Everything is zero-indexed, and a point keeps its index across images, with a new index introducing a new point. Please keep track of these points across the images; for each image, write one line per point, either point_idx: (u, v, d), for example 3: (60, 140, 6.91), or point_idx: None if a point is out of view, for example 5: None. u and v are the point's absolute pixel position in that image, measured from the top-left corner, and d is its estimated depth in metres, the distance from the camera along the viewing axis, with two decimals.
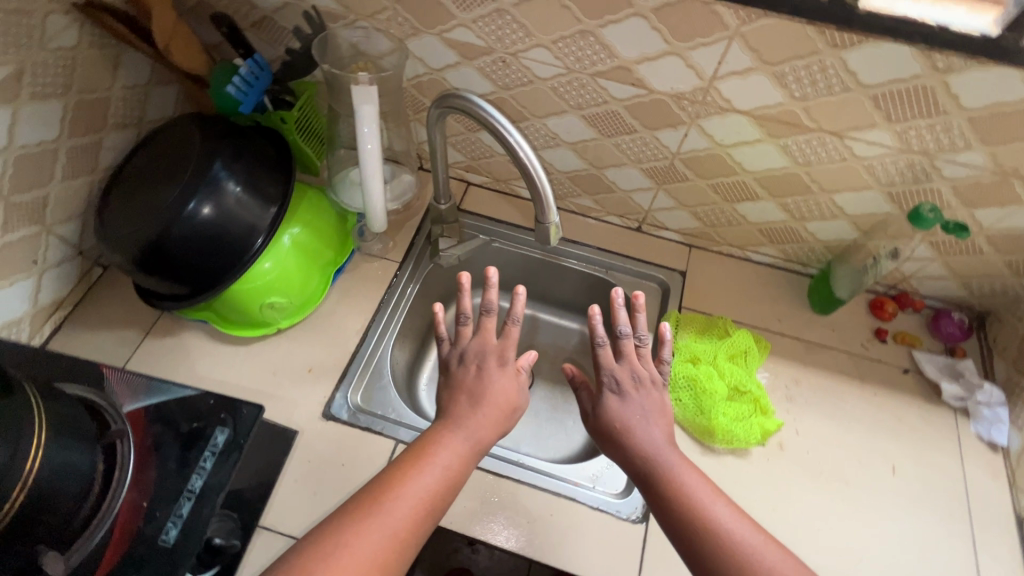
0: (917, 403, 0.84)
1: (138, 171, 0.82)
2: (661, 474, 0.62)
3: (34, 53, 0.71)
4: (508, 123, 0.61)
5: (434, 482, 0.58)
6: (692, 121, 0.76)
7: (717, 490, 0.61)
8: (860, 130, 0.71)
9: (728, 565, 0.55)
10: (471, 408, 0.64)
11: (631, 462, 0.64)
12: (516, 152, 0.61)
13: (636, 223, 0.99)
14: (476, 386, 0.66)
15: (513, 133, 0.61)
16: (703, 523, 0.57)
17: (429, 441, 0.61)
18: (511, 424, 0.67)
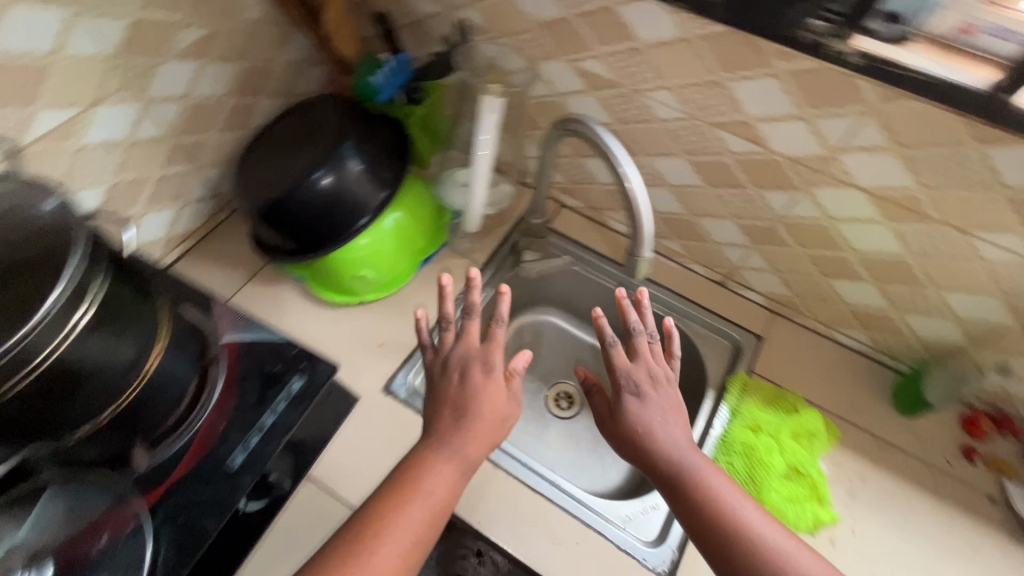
0: (998, 538, 0.76)
1: (277, 134, 0.91)
2: (688, 480, 0.62)
3: (227, 22, 0.83)
4: (624, 155, 0.63)
5: (422, 519, 0.59)
6: (805, 187, 0.75)
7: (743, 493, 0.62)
8: (990, 232, 0.67)
9: (760, 567, 0.57)
10: (457, 426, 0.64)
11: (656, 468, 0.64)
12: (625, 183, 0.63)
13: (721, 277, 0.98)
14: (461, 399, 0.66)
15: (628, 166, 0.63)
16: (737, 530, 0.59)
17: (423, 460, 0.63)
18: (503, 433, 0.67)
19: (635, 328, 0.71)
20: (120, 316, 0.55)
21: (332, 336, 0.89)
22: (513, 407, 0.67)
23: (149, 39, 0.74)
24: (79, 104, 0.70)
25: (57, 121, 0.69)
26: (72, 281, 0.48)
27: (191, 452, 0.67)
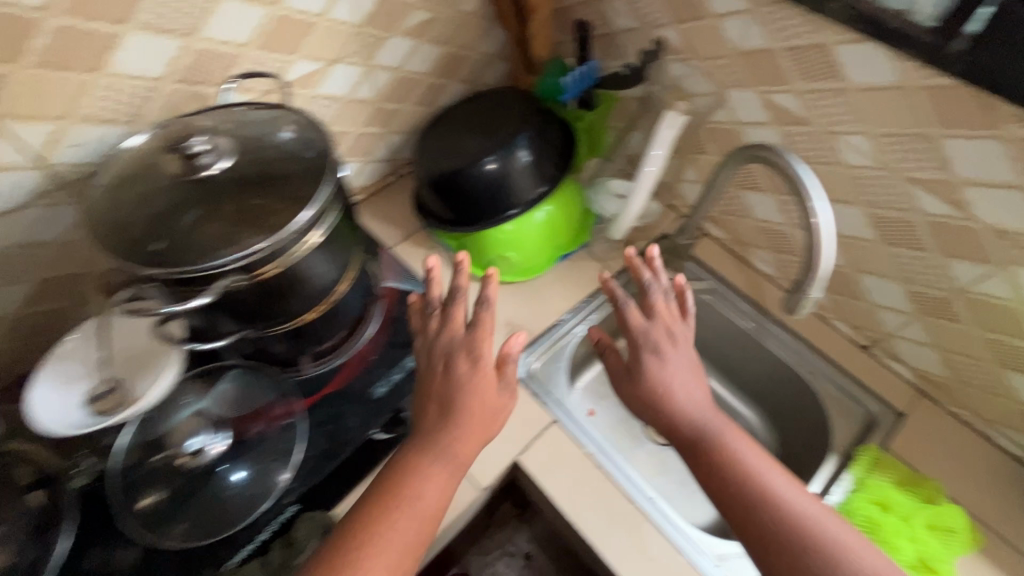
0: None
1: (457, 116, 1.00)
2: (711, 442, 0.67)
3: (448, 10, 0.92)
4: (818, 192, 0.62)
5: (413, 527, 0.59)
6: (1002, 265, 0.69)
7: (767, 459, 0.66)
8: None
9: (781, 535, 0.59)
10: (442, 425, 0.63)
11: (680, 433, 0.70)
12: (810, 217, 0.62)
13: (866, 342, 0.92)
14: (447, 390, 0.65)
15: (820, 202, 0.62)
16: (761, 494, 0.62)
17: (417, 461, 0.62)
18: (498, 425, 0.66)
19: (649, 285, 0.76)
20: (335, 242, 0.64)
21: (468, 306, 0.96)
22: (506, 400, 0.66)
23: (387, 15, 0.84)
24: (324, 60, 0.81)
25: (304, 71, 0.80)
26: (323, 203, 0.57)
27: (345, 372, 0.76)
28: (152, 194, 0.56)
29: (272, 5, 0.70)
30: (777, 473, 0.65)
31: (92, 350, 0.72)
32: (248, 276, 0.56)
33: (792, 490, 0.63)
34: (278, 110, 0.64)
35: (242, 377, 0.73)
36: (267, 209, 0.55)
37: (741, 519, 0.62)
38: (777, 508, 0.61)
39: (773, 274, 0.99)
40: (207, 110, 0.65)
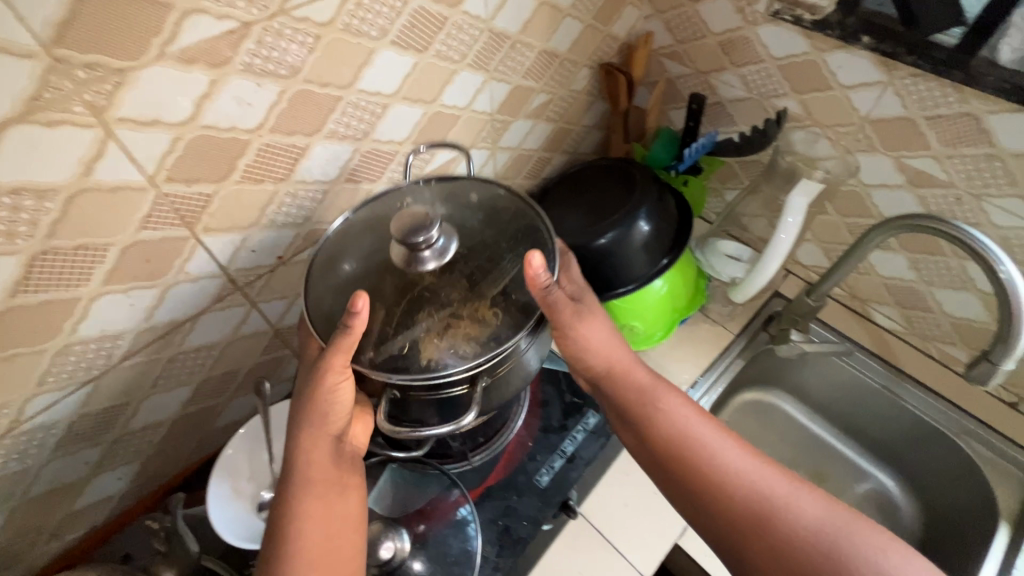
0: None
1: (567, 184, 1.01)
2: (637, 401, 0.65)
3: (563, 90, 0.95)
4: (1002, 254, 0.61)
5: (314, 537, 0.54)
6: None
7: (700, 420, 0.63)
8: None
9: (720, 490, 0.57)
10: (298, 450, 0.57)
11: (619, 401, 0.66)
12: (997, 274, 0.61)
13: (1013, 398, 0.89)
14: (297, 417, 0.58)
15: (1010, 267, 0.61)
16: (697, 457, 0.60)
17: (281, 480, 0.58)
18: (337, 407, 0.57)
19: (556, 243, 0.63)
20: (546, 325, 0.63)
21: None
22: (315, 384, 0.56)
23: (515, 100, 0.87)
24: (460, 148, 0.84)
25: (443, 159, 0.82)
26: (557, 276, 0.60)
27: (502, 461, 0.74)
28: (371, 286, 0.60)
29: (430, 103, 0.73)
30: (715, 433, 0.62)
31: (257, 454, 0.70)
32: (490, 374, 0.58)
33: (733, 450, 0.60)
34: (451, 182, 0.68)
35: (401, 473, 0.73)
36: (491, 295, 0.59)
37: (692, 488, 0.59)
38: (709, 468, 0.59)
39: (899, 328, 0.98)
40: (383, 192, 0.68)
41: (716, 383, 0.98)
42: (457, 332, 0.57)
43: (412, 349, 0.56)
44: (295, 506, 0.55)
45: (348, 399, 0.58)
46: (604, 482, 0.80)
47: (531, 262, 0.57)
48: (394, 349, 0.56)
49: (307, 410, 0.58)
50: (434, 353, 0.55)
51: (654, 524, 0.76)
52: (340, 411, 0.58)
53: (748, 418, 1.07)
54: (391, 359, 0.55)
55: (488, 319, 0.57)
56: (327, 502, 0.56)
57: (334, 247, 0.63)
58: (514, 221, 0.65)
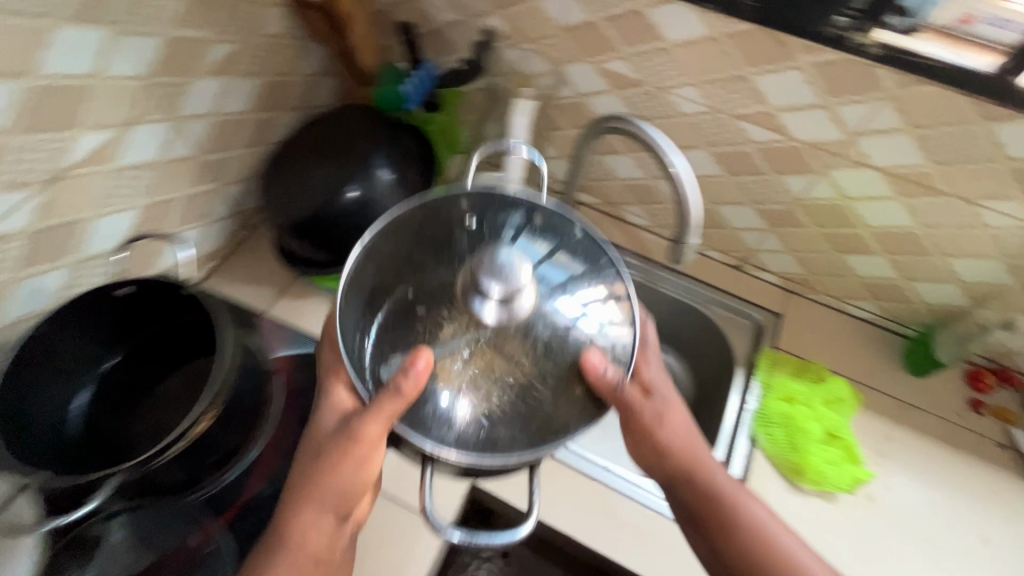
0: (1005, 476, 0.86)
1: (299, 146, 0.92)
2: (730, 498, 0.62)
3: (252, 38, 0.82)
4: (668, 145, 0.67)
5: None
6: (824, 170, 0.80)
7: (757, 503, 0.63)
8: (993, 200, 0.73)
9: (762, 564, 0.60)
10: (302, 522, 0.57)
11: (715, 500, 0.62)
12: (671, 168, 0.67)
13: (737, 261, 1.04)
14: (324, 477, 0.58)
15: (674, 155, 0.67)
16: (755, 539, 0.61)
17: (267, 539, 0.58)
18: (354, 476, 0.58)
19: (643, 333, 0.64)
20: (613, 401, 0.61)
21: None
22: (350, 445, 0.57)
23: (180, 57, 0.73)
24: (116, 125, 0.69)
25: (94, 144, 0.67)
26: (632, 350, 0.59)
27: (262, 468, 0.69)
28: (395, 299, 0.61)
29: (26, 76, 0.57)
30: (756, 505, 0.63)
31: None
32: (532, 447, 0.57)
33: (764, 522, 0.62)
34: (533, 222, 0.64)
35: (136, 524, 0.63)
36: (536, 336, 0.59)
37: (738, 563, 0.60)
38: (763, 549, 0.60)
39: (647, 223, 1.07)
40: (433, 197, 0.65)
41: None
42: (489, 365, 0.57)
43: (451, 399, 0.56)
44: (275, 563, 0.56)
45: (361, 476, 0.58)
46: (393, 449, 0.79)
47: (593, 359, 0.57)
48: (424, 406, 0.55)
49: (316, 472, 0.58)
50: (477, 411, 0.56)
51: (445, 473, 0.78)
52: (352, 487, 0.58)
53: None
54: (428, 417, 0.55)
55: (524, 360, 0.58)
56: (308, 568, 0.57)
57: (375, 270, 0.61)
58: (585, 261, 0.63)
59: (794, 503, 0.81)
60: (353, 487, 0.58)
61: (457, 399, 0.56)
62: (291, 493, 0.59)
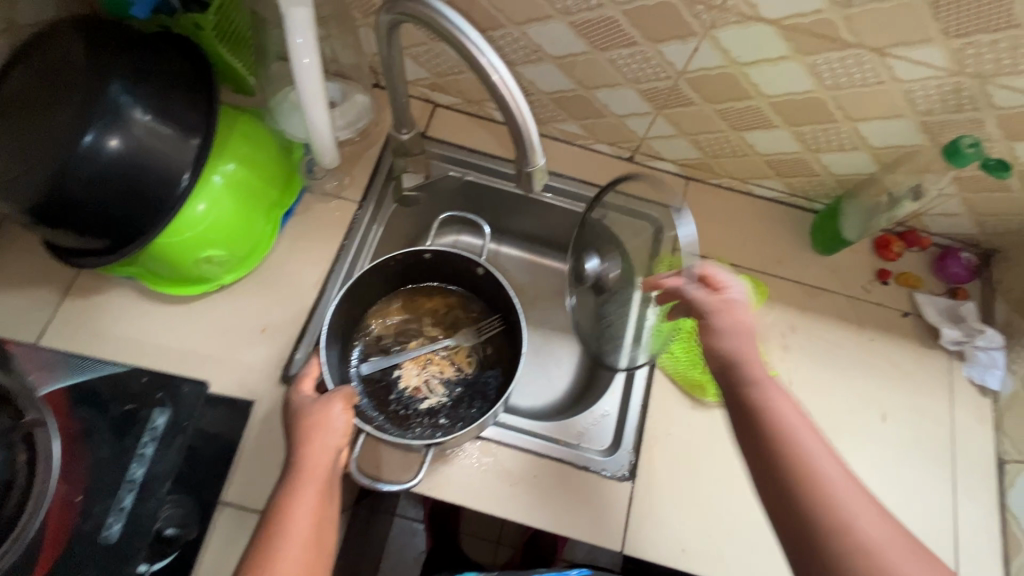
0: (911, 347, 0.83)
1: (16, 95, 0.65)
2: (765, 414, 0.53)
3: None
4: (480, 41, 0.49)
5: (300, 555, 0.54)
6: (706, 32, 0.62)
7: (812, 430, 0.51)
8: (906, 46, 0.57)
9: (792, 484, 0.48)
10: (300, 453, 0.60)
11: (769, 416, 0.52)
12: (491, 78, 0.49)
13: (628, 152, 0.88)
14: (309, 427, 0.61)
15: (489, 54, 0.49)
16: (766, 413, 0.53)
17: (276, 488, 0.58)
18: (340, 431, 0.62)
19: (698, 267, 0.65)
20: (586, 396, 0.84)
21: (204, 334, 0.75)
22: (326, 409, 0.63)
23: None
24: None
25: None
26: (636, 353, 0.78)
27: (48, 546, 0.54)
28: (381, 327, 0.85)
29: None
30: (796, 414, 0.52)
31: None
32: (438, 426, 0.79)
33: (797, 422, 0.52)
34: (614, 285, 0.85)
35: None
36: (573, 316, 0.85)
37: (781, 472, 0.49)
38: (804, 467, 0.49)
39: None
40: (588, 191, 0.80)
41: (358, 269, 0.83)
42: (441, 364, 0.84)
43: (409, 389, 0.81)
44: (293, 496, 0.57)
45: (348, 423, 0.63)
46: (243, 458, 0.69)
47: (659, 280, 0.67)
48: (385, 401, 0.80)
49: (312, 421, 0.62)
50: (424, 401, 0.81)
51: None
52: (338, 436, 0.62)
53: None
54: (388, 408, 0.79)
55: (466, 364, 0.84)
56: (321, 500, 0.58)
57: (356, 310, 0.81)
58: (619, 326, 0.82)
59: (696, 421, 0.76)
60: (348, 425, 0.63)
61: (410, 395, 0.81)
62: (298, 443, 0.60)
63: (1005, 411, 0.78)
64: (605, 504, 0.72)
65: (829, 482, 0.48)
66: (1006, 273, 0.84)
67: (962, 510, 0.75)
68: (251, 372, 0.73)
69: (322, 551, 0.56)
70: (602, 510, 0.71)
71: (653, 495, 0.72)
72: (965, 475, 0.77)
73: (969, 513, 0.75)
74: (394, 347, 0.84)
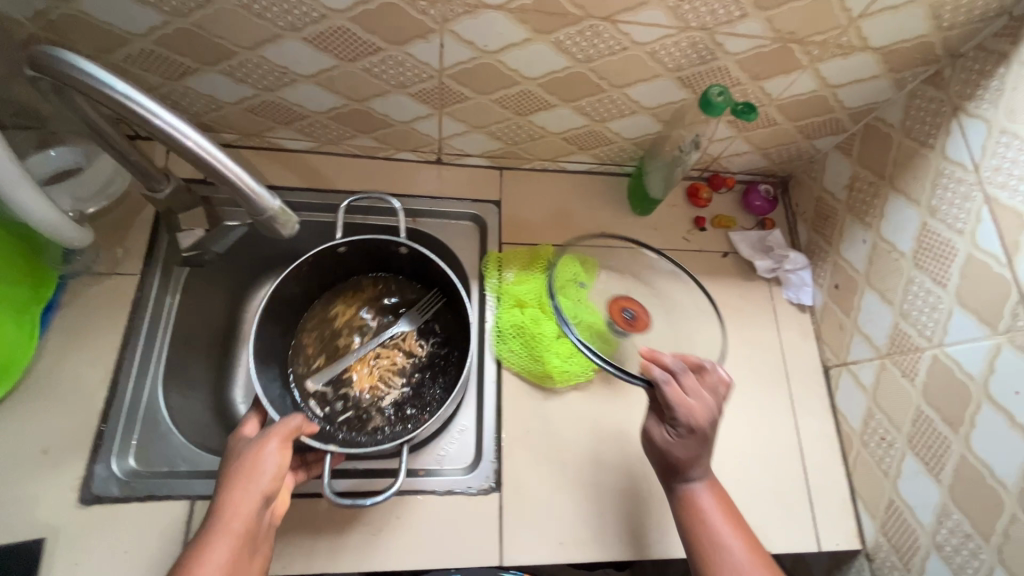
0: (735, 284, 0.87)
1: None
2: (695, 518, 0.63)
3: None
4: (151, 104, 0.45)
5: None
6: (442, 27, 0.59)
7: (736, 529, 0.62)
8: (631, 11, 0.58)
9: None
10: (224, 490, 0.51)
11: (701, 519, 0.62)
12: (183, 144, 0.46)
13: (433, 155, 0.84)
14: (239, 464, 0.54)
15: (167, 116, 0.45)
16: (694, 515, 0.63)
17: (193, 540, 0.50)
18: (274, 472, 0.54)
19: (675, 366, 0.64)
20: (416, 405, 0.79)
21: None
22: (264, 448, 0.54)
23: None
24: None
25: None
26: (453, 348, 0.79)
27: None
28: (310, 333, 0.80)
29: None
30: (723, 518, 0.63)
31: None
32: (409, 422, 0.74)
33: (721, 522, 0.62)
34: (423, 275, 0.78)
35: None
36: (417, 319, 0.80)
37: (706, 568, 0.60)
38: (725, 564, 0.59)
39: (311, 144, 0.81)
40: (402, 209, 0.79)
41: (156, 352, 0.73)
42: (388, 359, 0.79)
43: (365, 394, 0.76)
44: (204, 548, 0.48)
45: (283, 457, 0.55)
46: None
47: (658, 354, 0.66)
48: (344, 410, 0.75)
49: (245, 459, 0.54)
50: (385, 398, 0.76)
51: None
52: (270, 479, 0.53)
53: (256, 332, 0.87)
54: (349, 416, 0.75)
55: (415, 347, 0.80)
56: (236, 556, 0.49)
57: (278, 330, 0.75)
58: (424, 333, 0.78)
59: (552, 410, 0.76)
60: (282, 467, 0.54)
61: (368, 397, 0.76)
62: (222, 488, 0.52)
63: (821, 322, 0.85)
64: (478, 524, 0.69)
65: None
66: (800, 195, 0.90)
67: (802, 424, 0.81)
68: (39, 505, 0.62)
69: None
70: (476, 531, 0.68)
71: (594, 545, 0.69)
72: (799, 389, 0.83)
73: (809, 424, 0.81)
74: (341, 352, 0.80)
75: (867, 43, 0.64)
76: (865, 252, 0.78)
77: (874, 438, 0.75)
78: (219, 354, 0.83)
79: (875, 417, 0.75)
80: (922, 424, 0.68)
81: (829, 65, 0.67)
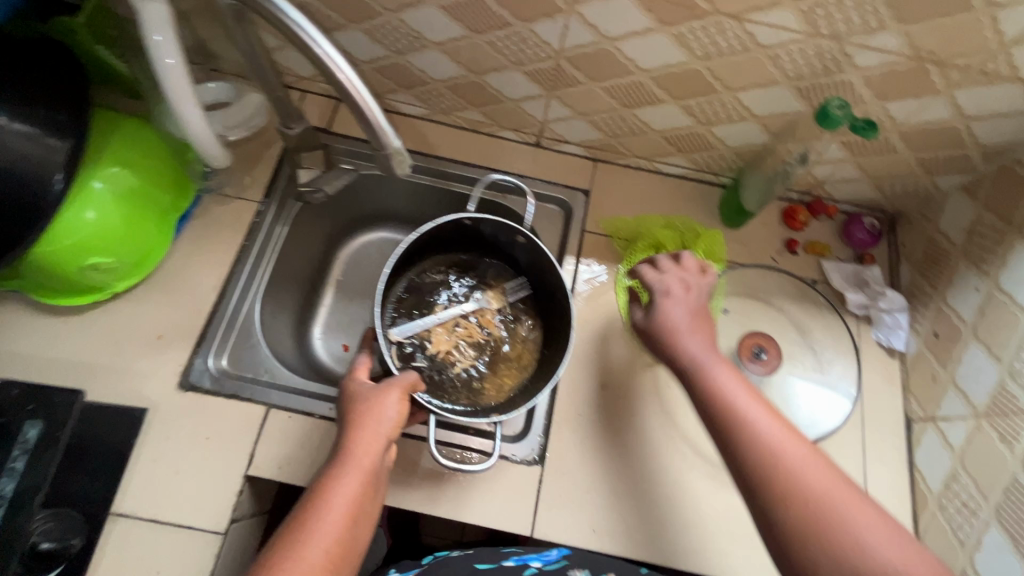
0: (822, 314, 0.83)
1: None
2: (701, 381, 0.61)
3: None
4: (318, 34, 0.50)
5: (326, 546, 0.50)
6: (570, 8, 0.63)
7: (759, 404, 0.59)
8: (760, 11, 0.58)
9: (749, 453, 0.55)
10: (350, 432, 0.57)
11: (709, 392, 0.60)
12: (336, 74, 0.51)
13: (533, 137, 0.88)
14: (361, 407, 0.58)
15: (327, 46, 0.50)
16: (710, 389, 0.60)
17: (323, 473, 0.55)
18: (392, 424, 0.58)
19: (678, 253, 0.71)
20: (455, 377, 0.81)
21: (95, 346, 0.72)
22: (382, 399, 0.59)
23: None
24: None
25: None
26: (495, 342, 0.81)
27: None
28: (410, 281, 0.84)
29: None
30: (760, 406, 0.59)
31: None
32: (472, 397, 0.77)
33: (747, 399, 0.59)
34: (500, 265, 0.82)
35: None
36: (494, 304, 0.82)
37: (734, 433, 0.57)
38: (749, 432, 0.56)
39: (424, 111, 0.87)
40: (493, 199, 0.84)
41: (260, 273, 0.81)
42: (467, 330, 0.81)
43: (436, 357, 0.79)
44: (336, 482, 0.54)
45: (401, 409, 0.59)
46: (136, 464, 0.67)
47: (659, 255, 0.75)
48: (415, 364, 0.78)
49: (367, 405, 0.58)
50: (455, 366, 0.79)
51: (207, 478, 0.68)
52: (390, 428, 0.58)
53: (342, 276, 0.94)
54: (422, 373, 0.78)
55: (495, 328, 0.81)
56: (362, 492, 0.54)
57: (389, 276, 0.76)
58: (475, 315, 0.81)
59: (606, 399, 0.76)
60: (402, 416, 0.59)
61: (439, 361, 0.79)
62: (350, 428, 0.57)
63: (911, 371, 0.79)
64: (516, 491, 0.70)
65: (781, 452, 0.55)
66: (909, 235, 0.85)
67: (871, 472, 0.75)
68: (146, 381, 0.71)
69: (351, 545, 0.52)
70: (513, 497, 0.70)
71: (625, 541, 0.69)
72: (873, 435, 0.77)
73: (879, 474, 0.75)
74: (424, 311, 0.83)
75: (1017, 72, 0.60)
76: (976, 302, 0.72)
77: (954, 502, 0.69)
78: (308, 288, 0.90)
79: (958, 480, 0.69)
80: (1015, 494, 0.61)
81: (968, 92, 0.63)
